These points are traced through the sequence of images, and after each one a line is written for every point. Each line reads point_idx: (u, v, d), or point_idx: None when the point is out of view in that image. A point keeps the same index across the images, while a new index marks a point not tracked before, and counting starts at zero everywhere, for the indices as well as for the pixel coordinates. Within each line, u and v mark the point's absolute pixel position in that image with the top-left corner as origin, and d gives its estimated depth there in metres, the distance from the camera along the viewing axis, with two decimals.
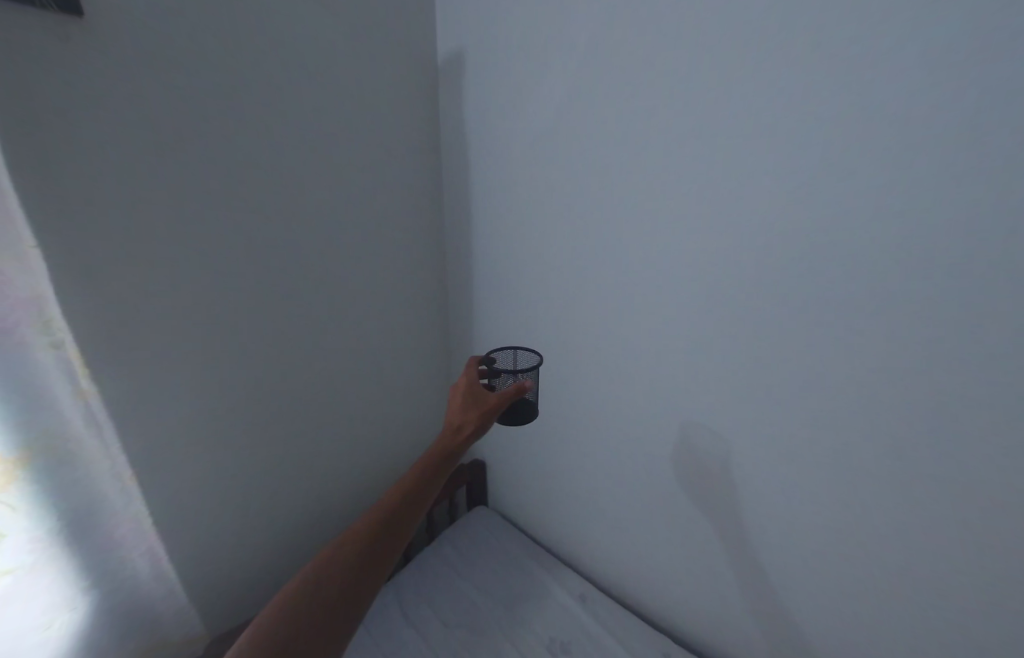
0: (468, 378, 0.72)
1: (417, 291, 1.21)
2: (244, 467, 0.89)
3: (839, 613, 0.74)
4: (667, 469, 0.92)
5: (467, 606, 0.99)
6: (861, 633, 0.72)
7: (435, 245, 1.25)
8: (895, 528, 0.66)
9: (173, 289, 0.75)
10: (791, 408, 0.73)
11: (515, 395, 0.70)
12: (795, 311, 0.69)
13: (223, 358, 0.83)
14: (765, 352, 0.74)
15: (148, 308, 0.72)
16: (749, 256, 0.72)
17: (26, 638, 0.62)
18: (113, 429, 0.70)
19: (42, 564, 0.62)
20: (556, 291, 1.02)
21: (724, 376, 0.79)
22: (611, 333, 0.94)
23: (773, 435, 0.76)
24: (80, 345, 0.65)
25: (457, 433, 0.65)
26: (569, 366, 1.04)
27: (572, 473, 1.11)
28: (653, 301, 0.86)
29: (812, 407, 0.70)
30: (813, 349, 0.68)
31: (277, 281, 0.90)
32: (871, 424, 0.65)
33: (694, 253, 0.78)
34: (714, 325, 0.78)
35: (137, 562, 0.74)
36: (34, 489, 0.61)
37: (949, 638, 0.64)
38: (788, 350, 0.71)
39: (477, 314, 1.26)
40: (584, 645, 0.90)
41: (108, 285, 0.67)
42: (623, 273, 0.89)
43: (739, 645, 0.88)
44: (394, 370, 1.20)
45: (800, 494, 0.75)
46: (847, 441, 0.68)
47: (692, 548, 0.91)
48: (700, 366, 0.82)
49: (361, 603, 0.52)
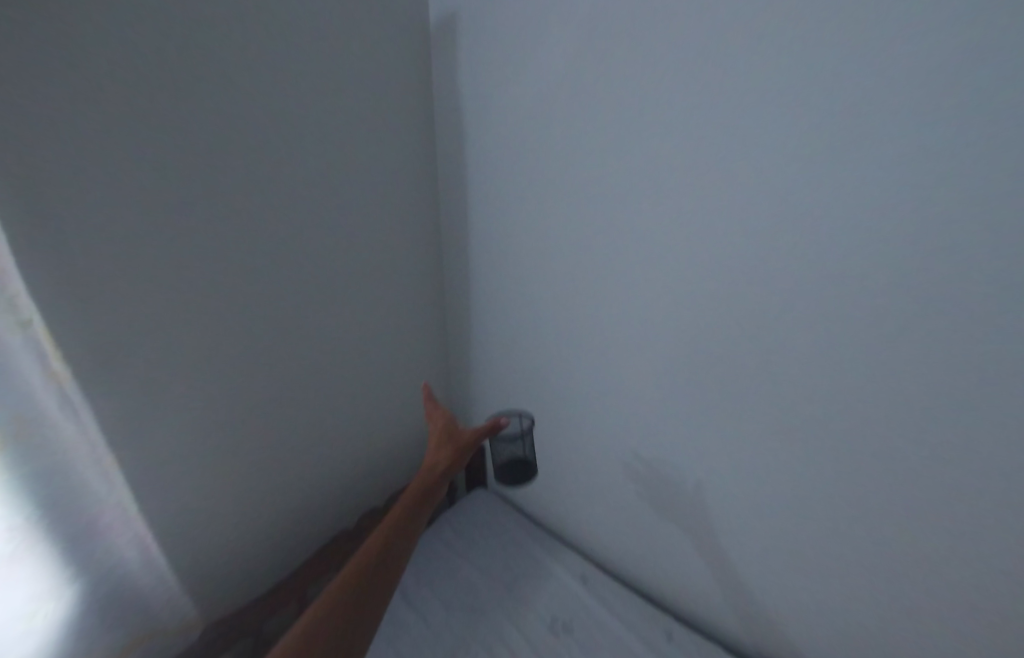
0: (440, 416, 0.83)
1: (411, 271, 1.17)
2: (239, 448, 0.87)
3: (837, 574, 0.77)
4: (677, 444, 0.93)
5: (469, 586, 0.98)
6: (864, 602, 0.74)
7: (430, 219, 1.19)
8: (905, 497, 0.68)
9: (149, 260, 0.69)
10: (812, 379, 0.72)
11: (489, 429, 0.81)
12: (826, 280, 0.67)
13: (207, 336, 0.79)
14: (789, 324, 0.72)
15: (121, 280, 0.66)
16: (774, 226, 0.69)
17: (9, 630, 0.59)
18: (89, 411, 0.65)
19: (22, 552, 0.59)
20: (558, 267, 1.00)
21: (738, 348, 0.79)
22: (620, 310, 0.93)
23: (787, 408, 0.76)
24: (48, 323, 0.59)
25: (432, 470, 0.76)
26: (572, 343, 1.04)
27: (575, 450, 1.12)
28: (664, 276, 0.85)
29: (828, 376, 0.71)
30: (835, 320, 0.67)
31: (260, 255, 0.84)
32: (891, 397, 0.65)
33: (711, 227, 0.76)
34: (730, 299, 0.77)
35: (124, 549, 0.71)
36: (6, 476, 0.56)
37: (946, 599, 0.67)
38: (813, 317, 0.70)
39: (476, 295, 1.23)
40: (584, 622, 0.90)
41: (71, 258, 0.61)
42: (636, 246, 0.86)
43: (738, 606, 0.93)
44: (391, 352, 1.17)
45: (813, 462, 0.76)
46: (849, 411, 0.70)
47: (696, 518, 0.94)
48: (715, 337, 0.81)
49: (383, 593, 0.65)
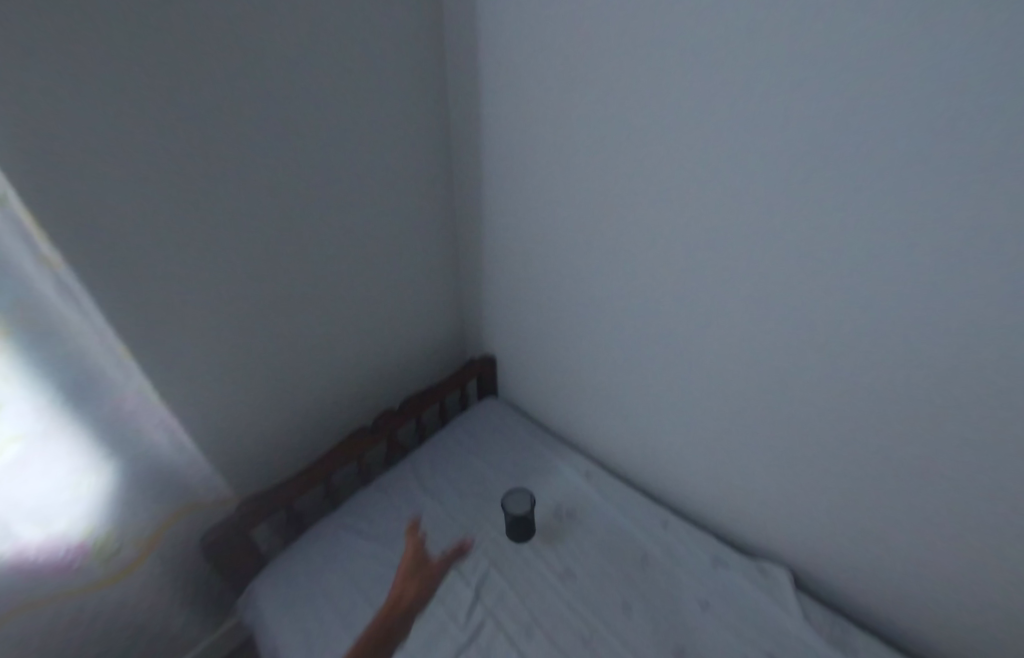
0: (409, 549, 0.87)
1: (414, 160, 0.99)
2: (248, 349, 0.83)
3: (842, 516, 0.74)
4: (695, 370, 0.84)
5: (481, 479, 1.05)
6: (861, 537, 0.72)
7: (434, 95, 0.96)
8: (946, 460, 0.57)
9: (128, 125, 0.57)
10: (856, 310, 0.58)
11: (457, 556, 0.88)
12: (901, 187, 0.48)
13: (205, 226, 0.70)
14: (837, 242, 0.55)
15: (97, 149, 0.55)
16: (873, 97, 0.46)
17: (57, 497, 0.64)
18: (91, 299, 0.61)
19: (53, 430, 0.61)
20: (588, 162, 0.80)
21: (779, 266, 0.63)
22: (649, 214, 0.76)
23: (829, 342, 0.63)
24: (29, 201, 0.52)
25: (399, 609, 0.77)
26: (591, 255, 0.90)
27: (591, 367, 1.05)
28: (718, 167, 0.63)
29: (884, 314, 0.55)
30: (898, 240, 0.50)
31: (252, 126, 0.70)
32: (961, 348, 0.51)
33: (796, 103, 0.52)
34: (777, 205, 0.59)
35: (154, 434, 0.74)
36: (21, 360, 0.56)
37: (959, 565, 0.62)
38: (868, 240, 0.53)
39: (487, 194, 1.05)
40: (587, 514, 0.97)
41: (39, 124, 0.50)
42: (681, 125, 0.64)
43: (733, 525, 0.93)
44: (395, 258, 1.05)
45: (845, 403, 0.65)
46: (926, 368, 0.55)
47: (712, 444, 0.89)
48: (762, 254, 0.64)
49: None
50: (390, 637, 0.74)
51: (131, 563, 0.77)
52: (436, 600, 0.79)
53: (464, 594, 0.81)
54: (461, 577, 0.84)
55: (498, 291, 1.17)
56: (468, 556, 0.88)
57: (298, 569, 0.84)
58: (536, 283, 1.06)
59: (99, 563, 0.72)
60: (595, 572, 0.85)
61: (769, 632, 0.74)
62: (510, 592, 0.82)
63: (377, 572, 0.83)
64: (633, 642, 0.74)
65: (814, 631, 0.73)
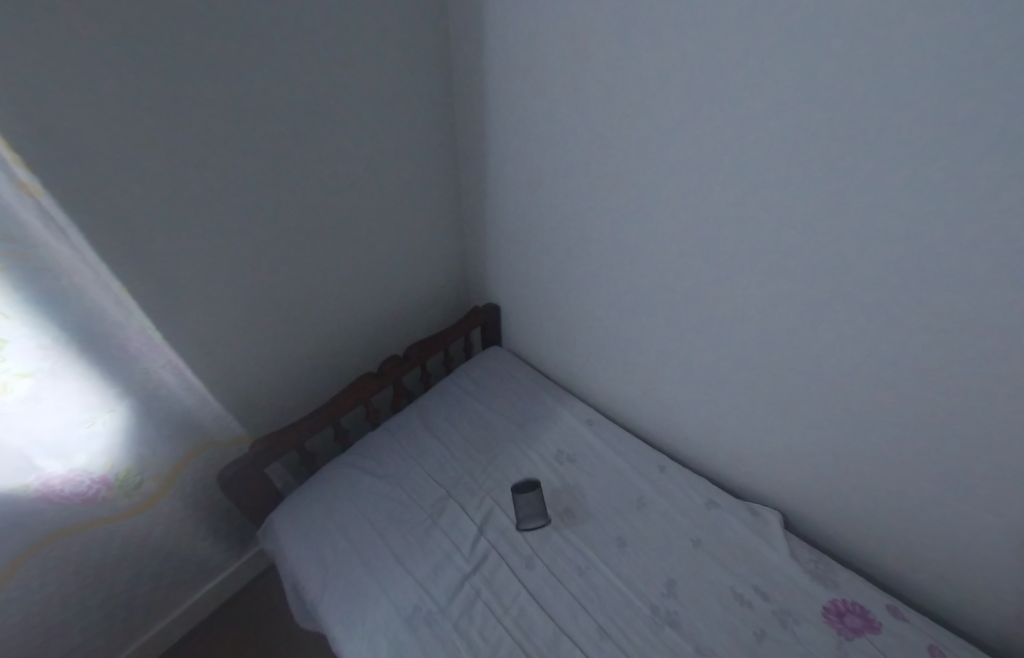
0: None
1: (412, 85, 0.88)
2: (251, 291, 0.81)
3: (836, 466, 0.75)
4: (708, 323, 0.80)
5: (485, 425, 1.08)
6: (852, 485, 0.74)
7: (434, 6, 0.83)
8: (957, 412, 0.57)
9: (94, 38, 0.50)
10: (894, 256, 0.53)
11: None
12: (965, 119, 0.42)
13: (192, 159, 0.64)
14: (885, 178, 0.50)
15: (65, 60, 0.49)
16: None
17: (74, 431, 0.66)
18: (79, 232, 0.57)
19: (59, 368, 0.62)
20: (604, 90, 0.71)
21: (813, 207, 0.57)
22: (670, 149, 0.68)
23: (856, 292, 0.58)
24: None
25: None
26: (599, 200, 0.84)
27: (596, 318, 1.02)
28: (755, 93, 0.55)
29: (922, 259, 0.51)
30: (953, 179, 0.45)
31: (236, 40, 0.62)
32: (994, 298, 0.48)
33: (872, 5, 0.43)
34: (820, 136, 0.52)
35: (161, 373, 0.74)
36: (19, 296, 0.55)
37: (944, 514, 0.65)
38: (919, 175, 0.47)
39: (490, 127, 0.95)
40: (587, 458, 1.01)
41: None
42: (724, 36, 0.54)
43: (726, 470, 0.96)
44: (395, 199, 0.98)
45: (865, 357, 0.62)
46: (943, 323, 0.53)
47: (715, 396, 0.88)
48: (797, 195, 0.57)
49: None
50: (401, 563, 0.79)
51: (154, 496, 0.82)
52: (442, 533, 0.84)
53: (468, 529, 0.85)
54: (466, 513, 0.88)
55: (502, 237, 1.12)
56: (472, 494, 0.92)
57: (312, 503, 0.89)
58: (542, 230, 1.00)
59: (123, 495, 0.77)
60: (593, 511, 0.90)
61: (755, 567, 0.79)
62: (512, 527, 0.86)
63: (387, 507, 0.88)
64: (627, 573, 0.79)
65: (798, 567, 0.77)
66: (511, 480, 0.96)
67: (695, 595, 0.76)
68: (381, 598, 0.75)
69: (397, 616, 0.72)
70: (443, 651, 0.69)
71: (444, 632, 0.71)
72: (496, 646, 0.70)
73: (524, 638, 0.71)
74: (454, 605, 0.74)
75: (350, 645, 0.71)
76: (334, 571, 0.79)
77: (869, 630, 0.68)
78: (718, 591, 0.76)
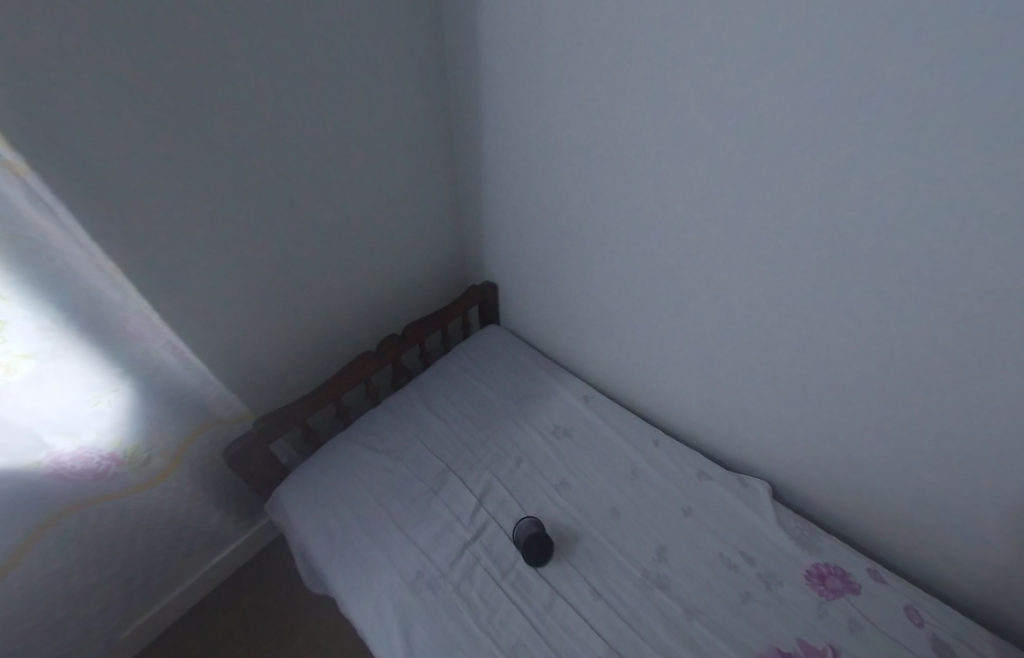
0: None
1: (403, 52, 0.84)
2: (246, 271, 0.81)
3: (825, 438, 0.77)
4: (706, 299, 0.80)
5: (483, 401, 1.10)
6: (840, 456, 0.76)
7: None
8: (944, 386, 0.58)
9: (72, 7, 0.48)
10: (897, 231, 0.52)
11: None
12: (977, 92, 0.41)
13: (181, 136, 0.62)
14: (892, 150, 0.48)
15: (37, 26, 0.47)
16: None
17: (79, 410, 0.68)
18: (69, 212, 0.57)
19: (60, 348, 0.62)
20: (606, 57, 0.67)
21: (818, 178, 0.56)
22: (675, 120, 0.65)
23: (856, 266, 0.58)
24: None
25: None
26: (597, 175, 0.82)
27: (592, 295, 1.02)
28: (766, 58, 0.52)
29: (923, 234, 0.50)
30: (957, 155, 0.44)
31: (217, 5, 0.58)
32: (983, 275, 0.48)
33: None
34: (831, 104, 0.50)
35: (161, 353, 0.75)
36: (14, 277, 0.55)
37: (927, 483, 0.67)
38: (927, 147, 0.46)
39: (485, 98, 0.91)
40: (584, 433, 1.03)
41: None
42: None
43: (718, 443, 0.98)
44: (388, 175, 0.95)
45: (862, 332, 0.62)
46: (936, 298, 0.53)
47: (709, 372, 0.89)
48: (801, 166, 0.56)
49: None
50: (405, 532, 0.83)
51: (163, 471, 0.84)
52: (443, 504, 0.87)
53: (468, 500, 0.88)
54: (466, 485, 0.91)
55: (499, 213, 1.09)
56: (472, 468, 0.95)
57: (317, 476, 0.92)
58: (538, 206, 0.98)
59: (133, 470, 0.79)
60: (589, 483, 0.92)
61: (743, 534, 0.82)
62: (511, 498, 0.90)
63: (389, 480, 0.91)
64: (621, 540, 0.83)
65: (784, 534, 0.81)
66: (509, 455, 0.98)
67: (685, 561, 0.79)
68: (386, 564, 0.78)
69: (401, 581, 0.76)
70: (446, 612, 0.73)
71: (446, 596, 0.75)
72: (496, 608, 0.74)
73: (522, 600, 0.75)
74: (455, 571, 0.78)
75: (358, 607, 0.75)
76: (340, 540, 0.82)
77: (849, 592, 0.72)
78: (707, 557, 0.79)
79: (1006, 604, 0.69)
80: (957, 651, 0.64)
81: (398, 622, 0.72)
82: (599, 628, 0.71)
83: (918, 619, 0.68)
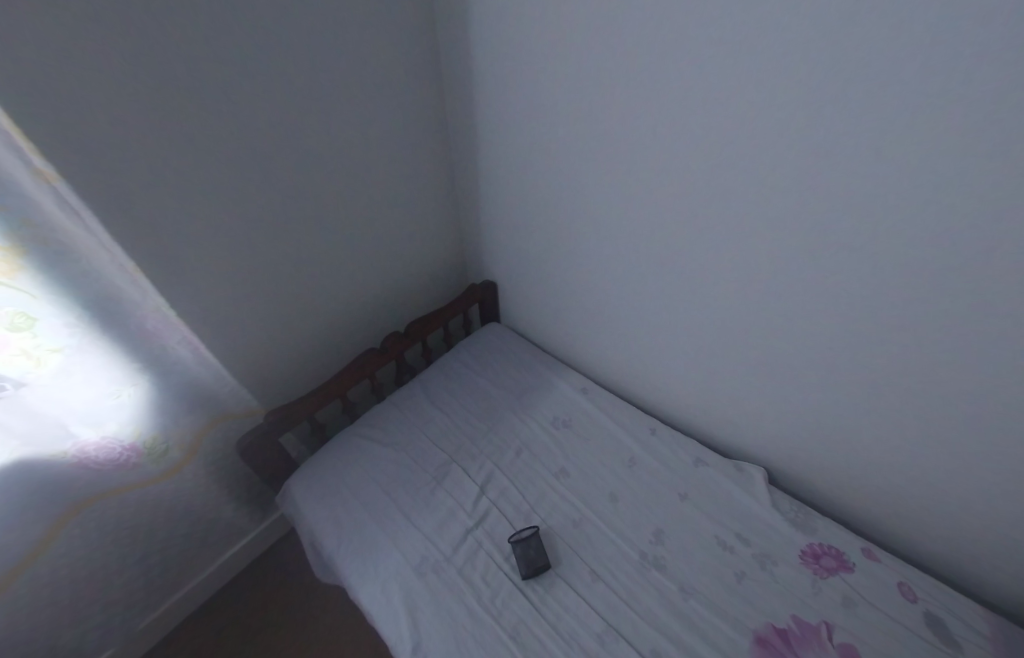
0: None
1: (401, 65, 0.89)
2: (257, 271, 0.85)
3: (813, 420, 0.79)
4: (693, 288, 0.83)
5: (484, 395, 1.13)
6: (828, 437, 0.79)
7: None
8: (917, 363, 0.61)
9: (110, 41, 0.54)
10: (866, 215, 0.56)
11: None
12: (914, 96, 0.46)
13: (199, 147, 0.68)
14: (852, 142, 0.52)
15: (68, 42, 0.51)
16: None
17: (102, 402, 0.72)
18: (94, 215, 0.61)
19: (86, 344, 0.67)
20: (590, 66, 0.72)
21: (799, 164, 0.58)
22: (654, 121, 0.70)
23: (838, 249, 0.60)
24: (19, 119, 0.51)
25: None
26: (586, 173, 0.86)
27: (585, 289, 1.05)
28: (731, 66, 0.57)
29: (889, 217, 0.54)
30: (903, 148, 0.49)
31: (226, 16, 0.62)
32: (940, 255, 0.52)
33: None
34: (797, 100, 0.54)
35: (178, 349, 0.79)
36: (44, 277, 0.59)
37: (909, 461, 0.70)
38: (880, 142, 0.50)
39: (479, 104, 0.95)
40: (582, 423, 1.06)
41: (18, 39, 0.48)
42: (699, 10, 0.56)
43: (714, 431, 1.00)
44: (390, 178, 1.00)
45: (847, 314, 0.65)
46: (905, 279, 0.56)
47: (700, 360, 0.92)
48: (780, 152, 0.59)
49: None
50: (409, 519, 0.86)
51: (180, 462, 0.88)
52: (446, 493, 0.90)
53: (470, 489, 0.91)
54: (469, 474, 0.94)
55: (496, 213, 1.13)
56: (474, 458, 0.98)
57: (325, 467, 0.95)
58: (532, 205, 1.02)
59: (152, 461, 0.83)
60: (588, 471, 0.95)
61: (739, 516, 0.84)
62: (512, 487, 0.92)
63: (394, 471, 0.94)
64: (618, 524, 0.85)
65: (778, 516, 0.82)
66: (510, 445, 1.01)
67: (681, 543, 0.81)
68: (392, 549, 0.82)
69: (407, 565, 0.79)
70: (449, 594, 0.75)
71: (450, 578, 0.77)
72: (498, 589, 0.76)
73: (523, 582, 0.77)
74: (458, 554, 0.81)
75: (365, 590, 0.78)
76: (348, 527, 0.86)
77: (843, 569, 0.74)
78: (703, 539, 0.81)
79: (996, 580, 0.70)
80: (949, 625, 0.66)
81: (403, 603, 0.75)
82: (597, 607, 0.73)
83: (911, 595, 0.69)
